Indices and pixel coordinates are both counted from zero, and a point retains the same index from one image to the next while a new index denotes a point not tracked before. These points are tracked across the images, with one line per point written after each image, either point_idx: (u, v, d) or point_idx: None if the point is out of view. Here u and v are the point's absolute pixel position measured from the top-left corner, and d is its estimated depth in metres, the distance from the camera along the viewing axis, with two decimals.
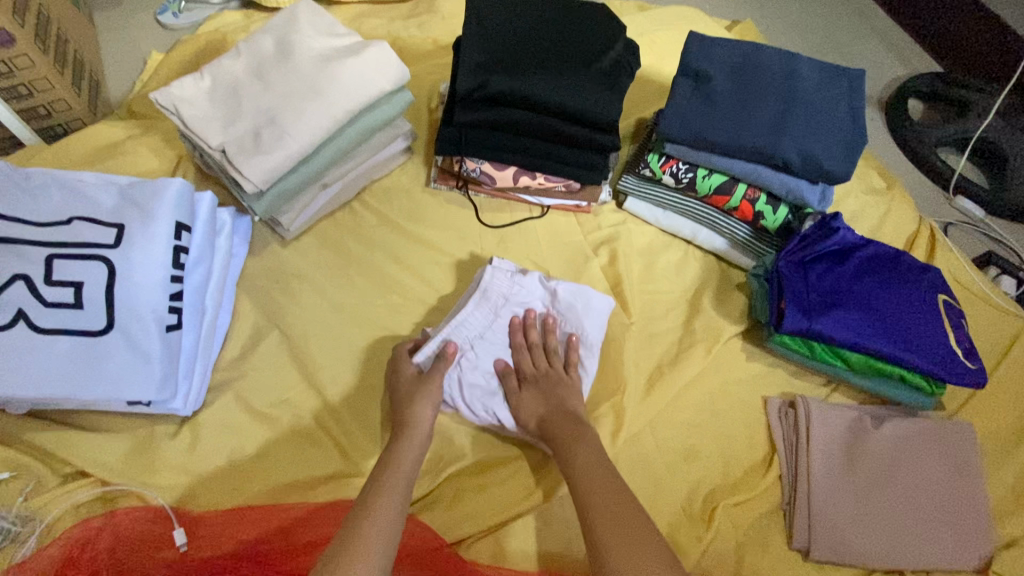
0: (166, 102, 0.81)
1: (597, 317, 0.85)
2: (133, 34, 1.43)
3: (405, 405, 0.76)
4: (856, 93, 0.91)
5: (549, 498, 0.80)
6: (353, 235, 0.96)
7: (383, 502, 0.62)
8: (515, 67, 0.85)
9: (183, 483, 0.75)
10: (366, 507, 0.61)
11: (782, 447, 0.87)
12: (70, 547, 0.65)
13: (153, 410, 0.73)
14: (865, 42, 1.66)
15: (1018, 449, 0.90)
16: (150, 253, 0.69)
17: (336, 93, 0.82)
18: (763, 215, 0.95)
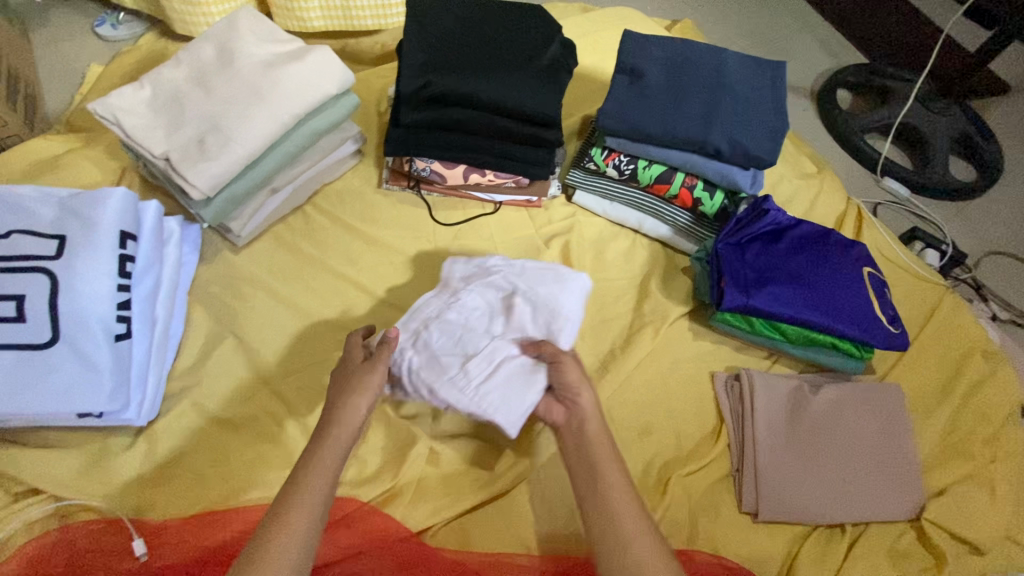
0: (105, 113, 0.80)
1: (573, 293, 0.91)
2: (71, 48, 1.40)
3: (342, 395, 0.68)
4: (778, 83, 0.98)
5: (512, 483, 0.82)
6: (306, 239, 0.97)
7: (302, 517, 0.56)
8: (457, 67, 0.87)
9: (141, 493, 0.74)
10: (281, 524, 0.56)
11: (729, 418, 0.92)
12: (25, 563, 0.66)
13: (106, 422, 0.73)
14: (795, 37, 1.76)
15: (942, 405, 0.97)
16: (94, 263, 0.69)
17: (279, 97, 0.83)
18: (701, 202, 1.01)
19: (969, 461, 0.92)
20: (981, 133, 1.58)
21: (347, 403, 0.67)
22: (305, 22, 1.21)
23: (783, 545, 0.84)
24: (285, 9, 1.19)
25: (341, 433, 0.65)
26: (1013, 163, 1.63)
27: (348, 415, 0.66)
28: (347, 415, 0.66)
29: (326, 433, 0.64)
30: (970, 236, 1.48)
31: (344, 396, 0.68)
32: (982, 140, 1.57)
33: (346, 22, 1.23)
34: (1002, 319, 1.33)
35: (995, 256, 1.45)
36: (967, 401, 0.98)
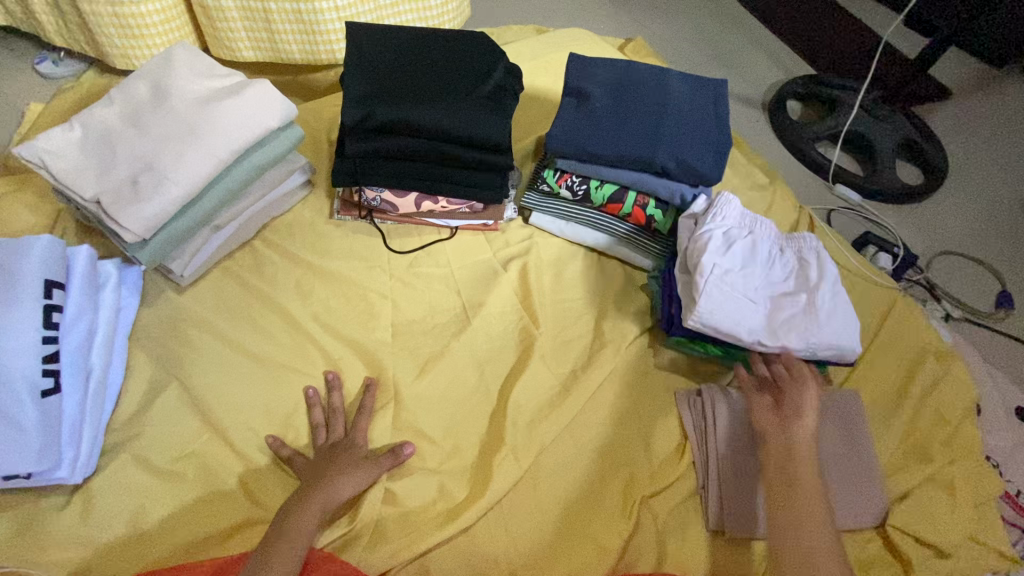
0: (31, 156, 0.77)
1: (840, 307, 0.89)
2: (8, 86, 1.35)
3: (317, 481, 0.75)
4: (721, 100, 1.00)
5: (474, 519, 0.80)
6: (255, 275, 0.94)
7: None
8: (400, 97, 0.87)
9: (76, 557, 0.70)
10: None
11: (692, 435, 0.93)
12: None
13: (35, 483, 0.69)
14: (745, 51, 1.81)
15: (900, 407, 0.98)
16: (17, 316, 0.66)
17: (217, 133, 0.81)
18: (655, 219, 1.01)
19: (929, 464, 0.93)
20: (925, 137, 1.64)
21: (330, 494, 0.74)
22: (234, 52, 1.27)
23: (751, 561, 0.83)
24: (216, 39, 1.26)
25: (316, 511, 0.72)
26: (958, 165, 1.69)
27: (324, 504, 0.73)
28: (319, 501, 0.73)
29: (305, 509, 0.72)
30: (921, 238, 1.52)
31: (317, 474, 0.77)
32: (926, 145, 1.63)
33: (275, 54, 1.28)
34: (956, 317, 1.36)
35: (946, 256, 1.49)
36: (923, 403, 0.99)
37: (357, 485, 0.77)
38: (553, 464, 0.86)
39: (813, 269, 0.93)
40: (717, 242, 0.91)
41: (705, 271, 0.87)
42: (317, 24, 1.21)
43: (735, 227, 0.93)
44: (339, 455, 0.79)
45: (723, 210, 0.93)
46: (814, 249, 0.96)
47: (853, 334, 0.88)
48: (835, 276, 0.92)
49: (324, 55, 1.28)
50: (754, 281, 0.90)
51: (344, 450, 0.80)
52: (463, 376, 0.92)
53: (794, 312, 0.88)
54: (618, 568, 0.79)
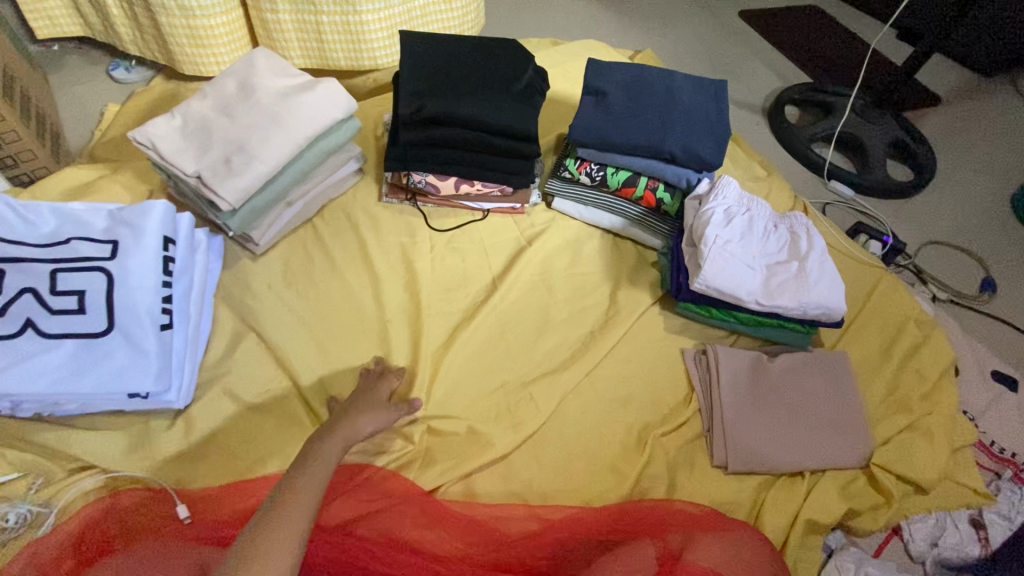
0: (143, 139, 0.93)
1: (828, 273, 1.02)
2: (87, 90, 1.53)
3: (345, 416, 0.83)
4: (721, 98, 1.14)
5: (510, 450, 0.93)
6: (317, 247, 1.09)
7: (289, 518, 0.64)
8: (446, 93, 1.02)
9: (180, 468, 0.83)
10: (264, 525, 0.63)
11: (698, 386, 1.04)
12: (85, 524, 0.74)
13: (150, 404, 0.82)
14: (745, 61, 1.96)
15: (882, 367, 1.11)
16: (144, 263, 0.80)
17: (294, 121, 0.97)
18: (664, 201, 1.15)
19: (910, 414, 1.05)
20: (914, 138, 1.77)
21: (354, 428, 0.82)
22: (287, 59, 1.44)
23: (751, 491, 0.96)
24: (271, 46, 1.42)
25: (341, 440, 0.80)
26: (946, 165, 1.82)
27: (351, 434, 0.81)
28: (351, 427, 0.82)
29: (332, 438, 0.79)
30: (910, 229, 1.64)
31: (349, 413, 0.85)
32: (915, 145, 1.76)
33: (322, 61, 1.45)
34: (941, 299, 1.47)
35: (933, 246, 1.61)
36: (904, 363, 1.11)
37: (379, 423, 0.85)
38: (577, 408, 0.99)
39: (802, 242, 1.06)
40: (719, 219, 1.04)
41: (709, 242, 1.00)
42: (361, 33, 1.38)
43: (735, 206, 1.07)
44: (365, 397, 0.87)
45: (724, 191, 1.07)
46: (802, 226, 1.10)
47: (840, 294, 1.01)
48: (822, 248, 1.06)
49: (366, 61, 1.45)
50: (752, 252, 1.03)
51: (369, 394, 0.88)
52: (497, 335, 1.05)
53: (788, 278, 1.01)
54: (635, 493, 0.92)
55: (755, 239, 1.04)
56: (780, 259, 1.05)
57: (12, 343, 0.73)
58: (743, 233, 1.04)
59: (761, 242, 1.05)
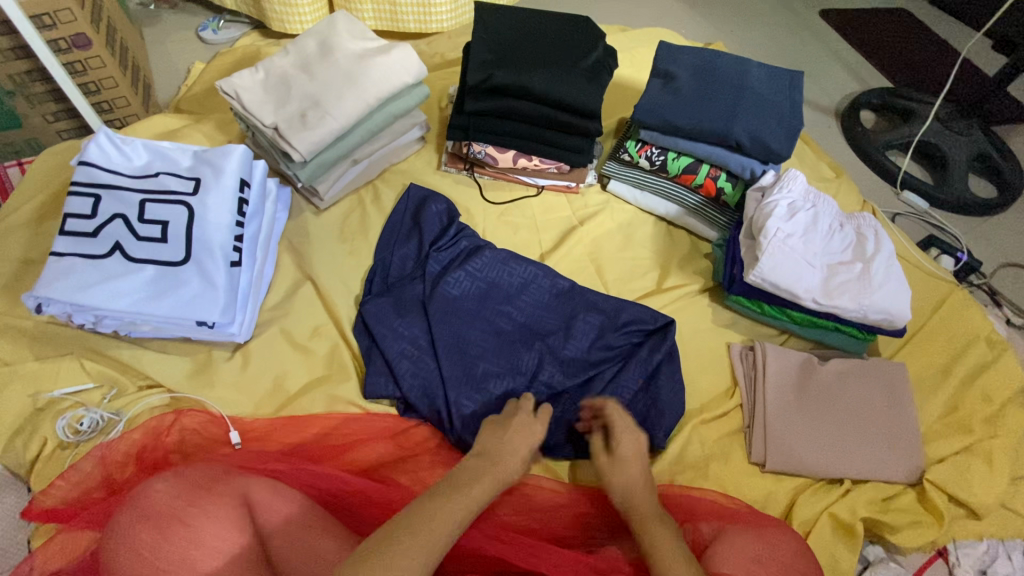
0: (229, 89, 0.99)
1: (896, 280, 0.98)
2: (176, 45, 1.61)
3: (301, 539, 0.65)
4: (796, 88, 1.11)
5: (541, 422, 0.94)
6: (374, 205, 1.11)
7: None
8: (515, 64, 1.03)
9: (235, 396, 0.88)
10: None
11: (743, 381, 1.01)
12: (147, 435, 0.79)
13: (213, 334, 0.87)
14: (822, 61, 1.85)
15: (941, 384, 1.05)
16: (222, 201, 0.86)
17: (367, 82, 1.00)
18: (724, 191, 1.13)
19: (968, 435, 0.99)
20: (1003, 155, 1.60)
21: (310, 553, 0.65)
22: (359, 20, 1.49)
23: (788, 490, 0.93)
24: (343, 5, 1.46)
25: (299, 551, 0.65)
26: None
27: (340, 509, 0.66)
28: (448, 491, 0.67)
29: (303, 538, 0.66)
30: (990, 247, 1.50)
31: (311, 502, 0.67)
32: (1003, 161, 1.59)
33: (393, 24, 1.50)
34: (1018, 324, 1.34)
35: (1012, 268, 1.47)
36: (968, 383, 1.05)
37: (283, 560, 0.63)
38: None
39: (870, 246, 1.01)
40: (783, 211, 1.01)
41: (769, 234, 0.98)
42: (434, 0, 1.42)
43: (802, 200, 1.03)
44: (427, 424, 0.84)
45: (790, 184, 1.03)
46: (871, 228, 1.05)
47: (904, 301, 0.97)
48: (890, 252, 1.01)
49: (434, 24, 1.49)
50: (813, 250, 1.00)
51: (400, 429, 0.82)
52: None
53: (851, 280, 0.98)
54: (665, 476, 0.92)
55: (818, 236, 1.01)
56: (843, 259, 1.01)
57: (101, 263, 0.80)
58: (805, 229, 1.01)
59: (823, 239, 1.01)
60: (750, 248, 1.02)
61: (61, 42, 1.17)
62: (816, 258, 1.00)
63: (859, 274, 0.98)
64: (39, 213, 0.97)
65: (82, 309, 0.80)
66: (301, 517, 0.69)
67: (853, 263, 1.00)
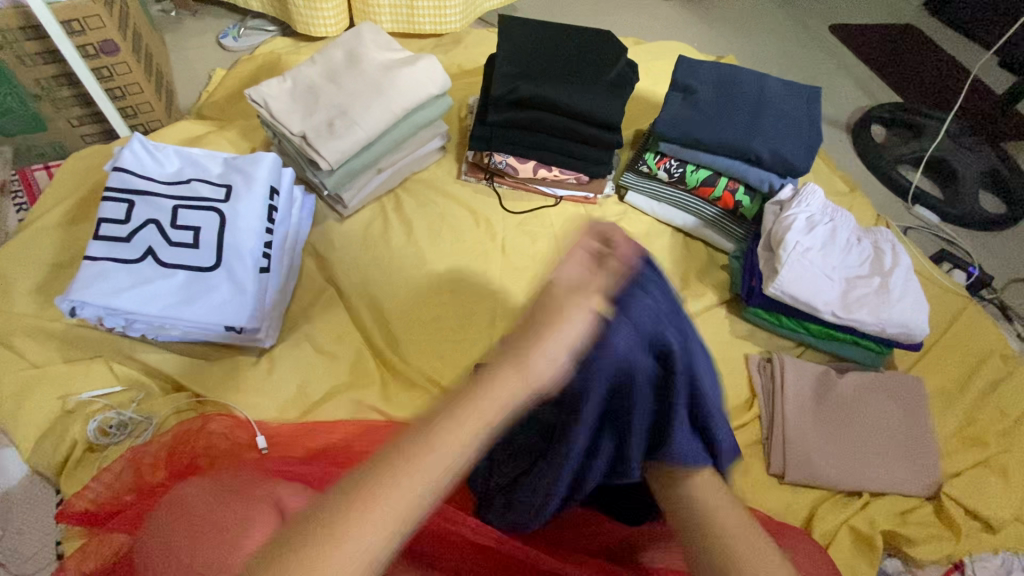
0: (258, 98, 1.01)
1: (915, 294, 0.99)
2: (198, 52, 1.63)
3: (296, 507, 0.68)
4: (814, 104, 1.12)
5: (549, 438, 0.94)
6: (395, 213, 1.13)
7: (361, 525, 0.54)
8: (539, 77, 1.05)
9: (260, 401, 0.89)
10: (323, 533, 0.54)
11: (761, 393, 1.02)
12: (177, 439, 0.79)
13: (241, 339, 0.88)
14: (834, 76, 1.87)
15: (958, 398, 1.06)
16: (253, 208, 0.88)
17: (394, 92, 1.02)
18: (742, 204, 1.14)
19: (984, 449, 1.00)
20: (1010, 170, 1.62)
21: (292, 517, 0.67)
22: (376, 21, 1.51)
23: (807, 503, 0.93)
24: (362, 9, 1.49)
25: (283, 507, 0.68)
26: None
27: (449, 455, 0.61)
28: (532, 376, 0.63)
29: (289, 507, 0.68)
30: (1001, 262, 1.51)
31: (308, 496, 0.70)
32: (1010, 175, 1.61)
33: (410, 27, 1.52)
34: None
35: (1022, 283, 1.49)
36: (984, 398, 1.06)
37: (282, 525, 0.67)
38: None
39: (888, 260, 1.03)
40: (802, 225, 1.02)
41: (789, 248, 0.98)
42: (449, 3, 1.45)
43: (820, 215, 1.04)
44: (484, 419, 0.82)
45: (809, 198, 1.05)
46: (888, 243, 1.06)
47: (922, 316, 0.98)
48: (908, 267, 1.02)
49: (448, 26, 1.52)
50: (831, 265, 1.01)
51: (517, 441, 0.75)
52: None
53: (872, 296, 0.99)
54: None
55: (836, 252, 1.02)
56: (862, 274, 1.02)
57: (134, 267, 0.81)
58: (824, 244, 1.02)
59: (841, 253, 1.03)
60: (770, 260, 1.03)
61: (89, 48, 1.19)
62: (836, 271, 1.01)
63: (879, 288, 0.99)
64: (67, 217, 0.98)
65: (114, 313, 0.81)
66: None
67: (872, 277, 1.01)
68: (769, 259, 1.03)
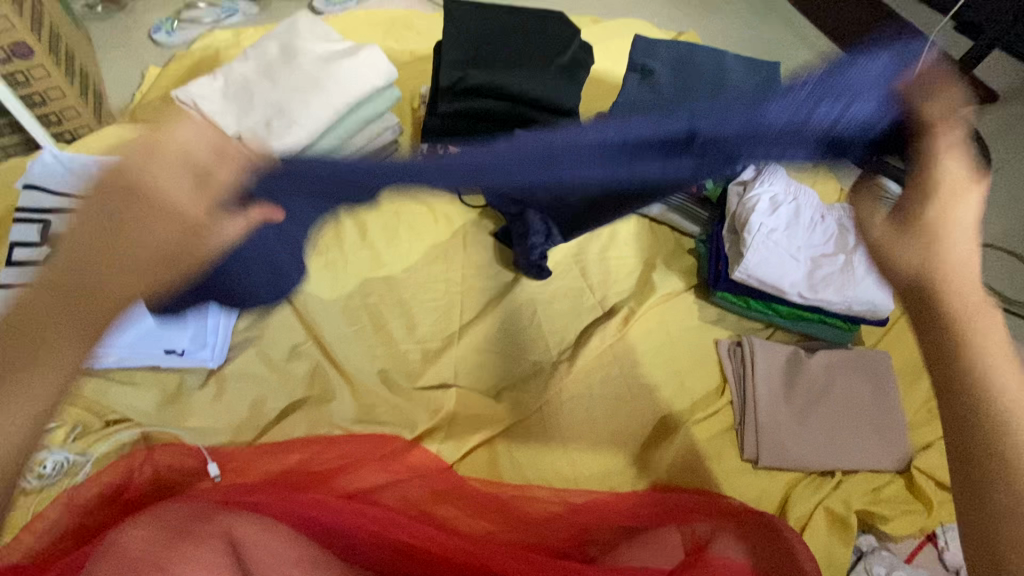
0: (186, 98, 0.95)
1: None
2: (129, 50, 1.52)
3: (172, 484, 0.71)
4: (773, 79, 1.10)
5: (510, 439, 0.91)
6: (348, 214, 1.07)
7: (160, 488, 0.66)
8: (487, 64, 1.00)
9: (210, 425, 0.84)
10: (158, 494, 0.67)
11: (732, 377, 1.01)
12: (119, 476, 0.74)
13: (185, 360, 0.87)
14: (795, 48, 1.84)
15: (925, 370, 1.06)
16: None
17: (332, 87, 0.96)
18: (705, 186, 1.10)
19: None
20: None
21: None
22: None
23: (781, 487, 0.93)
24: None
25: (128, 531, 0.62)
26: (1007, 159, 1.67)
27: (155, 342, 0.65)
28: None
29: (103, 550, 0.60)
30: None
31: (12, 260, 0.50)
32: None
33: None
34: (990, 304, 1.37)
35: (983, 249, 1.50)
36: None
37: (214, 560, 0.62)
38: (606, 395, 0.97)
39: (854, 236, 1.01)
40: (764, 205, 1.00)
41: (753, 230, 0.97)
42: None
43: (783, 194, 1.03)
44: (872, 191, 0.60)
45: (771, 177, 1.03)
46: (855, 219, 1.04)
47: (887, 291, 0.97)
48: (872, 242, 1.01)
49: None
50: (797, 247, 0.99)
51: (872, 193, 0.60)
52: (527, 317, 1.03)
53: (840, 279, 0.97)
54: (660, 479, 0.91)
55: (800, 232, 1.00)
56: (827, 252, 1.01)
57: None
58: (787, 225, 1.00)
59: (805, 232, 1.01)
60: (734, 243, 1.02)
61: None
62: (801, 254, 0.99)
63: (847, 268, 0.98)
64: None
65: None
66: (287, 553, 0.65)
67: (838, 257, 0.99)
68: (734, 245, 1.02)
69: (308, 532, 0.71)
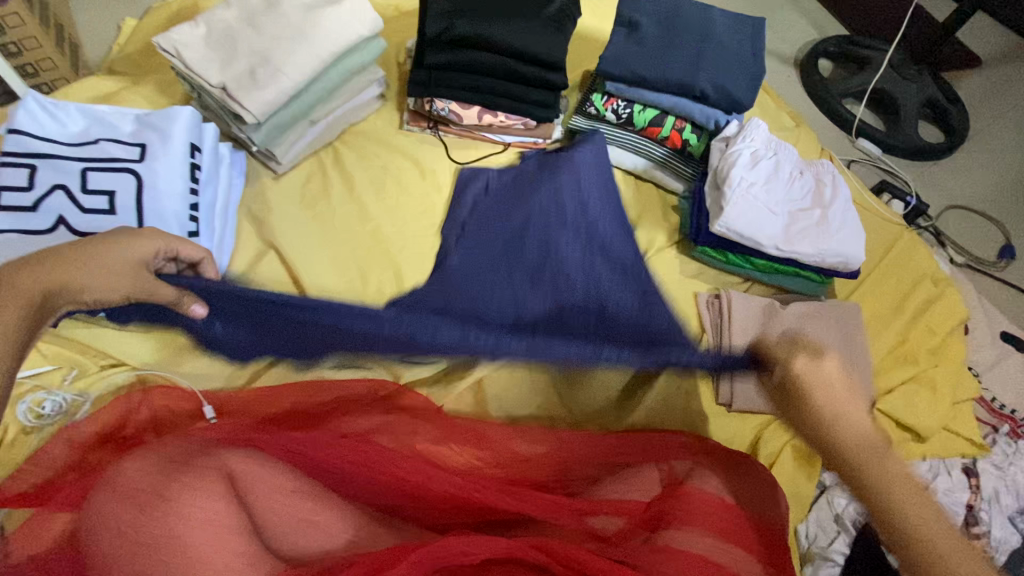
0: (167, 46, 0.92)
1: (852, 225, 1.03)
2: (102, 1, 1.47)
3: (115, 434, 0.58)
4: (758, 35, 1.11)
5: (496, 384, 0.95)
6: (336, 168, 1.07)
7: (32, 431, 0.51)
8: (476, 12, 0.99)
9: (207, 371, 0.87)
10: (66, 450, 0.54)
11: (709, 327, 1.05)
12: (119, 414, 0.77)
13: None
14: (782, 10, 1.84)
15: (891, 320, 1.11)
16: (172, 167, 0.82)
17: (317, 36, 0.95)
18: (689, 143, 1.12)
19: (914, 365, 1.06)
20: (948, 98, 1.66)
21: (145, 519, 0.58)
22: None
23: (752, 428, 0.99)
24: None
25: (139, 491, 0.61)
26: (983, 123, 1.71)
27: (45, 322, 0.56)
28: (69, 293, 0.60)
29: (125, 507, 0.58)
30: (937, 190, 1.57)
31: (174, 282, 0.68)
32: (949, 104, 1.65)
33: None
34: (958, 263, 1.42)
35: (955, 209, 1.55)
36: (916, 318, 1.12)
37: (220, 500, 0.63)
38: None
39: (830, 193, 1.05)
40: (745, 158, 1.03)
41: (733, 183, 1.00)
42: None
43: (765, 149, 1.05)
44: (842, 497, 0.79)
45: (753, 133, 1.05)
46: (831, 175, 1.08)
47: (859, 244, 1.01)
48: (846, 198, 1.05)
49: None
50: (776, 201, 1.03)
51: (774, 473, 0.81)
52: None
53: (817, 232, 1.01)
54: (639, 422, 0.96)
55: (778, 186, 1.03)
56: (803, 206, 1.04)
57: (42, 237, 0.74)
58: (766, 179, 1.03)
59: (783, 186, 1.04)
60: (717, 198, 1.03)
61: None
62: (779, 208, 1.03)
63: (821, 222, 1.02)
64: None
65: None
66: (283, 483, 0.69)
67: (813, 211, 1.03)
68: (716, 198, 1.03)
69: (304, 467, 0.74)
